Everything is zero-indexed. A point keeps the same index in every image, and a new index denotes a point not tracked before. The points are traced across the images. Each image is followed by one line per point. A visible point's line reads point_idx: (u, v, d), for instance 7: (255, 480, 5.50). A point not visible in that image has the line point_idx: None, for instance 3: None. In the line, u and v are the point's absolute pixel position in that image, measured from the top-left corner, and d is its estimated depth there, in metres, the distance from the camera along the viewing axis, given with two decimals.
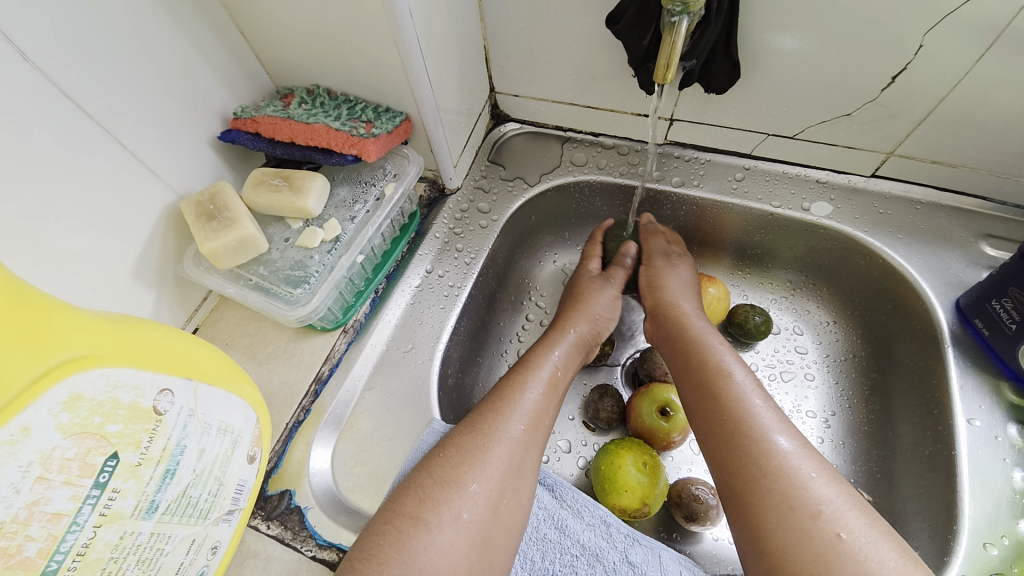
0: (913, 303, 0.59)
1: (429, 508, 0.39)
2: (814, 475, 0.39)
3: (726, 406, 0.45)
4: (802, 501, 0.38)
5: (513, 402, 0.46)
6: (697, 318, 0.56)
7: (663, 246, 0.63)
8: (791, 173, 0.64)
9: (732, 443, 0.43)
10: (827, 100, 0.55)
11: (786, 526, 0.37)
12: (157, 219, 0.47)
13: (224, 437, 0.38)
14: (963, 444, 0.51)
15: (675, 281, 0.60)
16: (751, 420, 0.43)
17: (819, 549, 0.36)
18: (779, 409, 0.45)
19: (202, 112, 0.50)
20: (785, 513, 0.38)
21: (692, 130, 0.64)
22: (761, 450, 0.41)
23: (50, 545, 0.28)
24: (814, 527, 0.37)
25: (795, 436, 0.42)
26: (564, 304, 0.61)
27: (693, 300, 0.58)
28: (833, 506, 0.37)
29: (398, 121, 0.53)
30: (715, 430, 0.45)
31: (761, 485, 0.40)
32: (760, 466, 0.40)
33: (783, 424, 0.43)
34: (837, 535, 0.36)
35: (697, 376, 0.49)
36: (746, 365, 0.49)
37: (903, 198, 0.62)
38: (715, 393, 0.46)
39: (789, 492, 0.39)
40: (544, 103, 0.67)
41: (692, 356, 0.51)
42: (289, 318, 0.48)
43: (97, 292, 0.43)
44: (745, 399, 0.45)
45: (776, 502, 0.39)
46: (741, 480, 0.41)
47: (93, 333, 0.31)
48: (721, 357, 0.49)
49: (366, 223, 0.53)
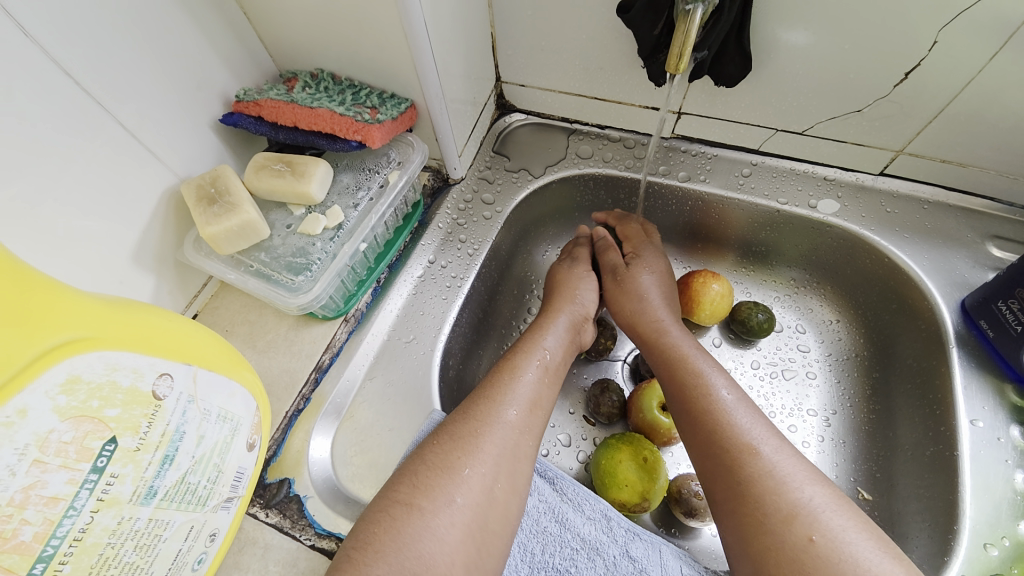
0: (918, 304, 0.59)
1: (424, 494, 0.38)
2: (793, 479, 0.39)
3: (700, 416, 0.45)
4: (776, 506, 0.38)
5: (506, 388, 0.46)
6: (671, 326, 0.54)
7: (614, 261, 0.61)
8: (798, 169, 0.64)
9: (709, 453, 0.43)
10: (838, 95, 0.54)
11: (761, 533, 0.38)
12: (158, 202, 0.47)
13: (224, 424, 0.38)
14: (964, 445, 0.50)
15: (637, 293, 0.58)
16: (723, 429, 0.43)
17: (794, 553, 0.36)
18: (757, 414, 0.44)
19: (204, 94, 0.49)
20: (760, 519, 0.38)
21: (700, 124, 0.63)
22: (737, 457, 0.41)
23: (47, 530, 0.27)
24: (788, 532, 0.37)
25: (773, 440, 0.42)
26: (546, 296, 0.61)
27: (666, 310, 0.57)
28: (810, 510, 0.37)
29: (403, 108, 0.53)
30: (693, 439, 0.44)
31: (738, 492, 0.40)
32: (735, 473, 0.40)
33: (760, 429, 0.42)
34: (809, 538, 0.36)
35: (672, 386, 0.49)
36: (724, 370, 0.48)
37: (911, 197, 0.61)
38: (689, 401, 0.46)
39: (763, 498, 0.38)
40: (551, 93, 0.66)
41: (665, 368, 0.50)
42: (291, 305, 0.47)
43: (96, 276, 0.43)
44: (717, 409, 0.44)
45: (751, 508, 0.39)
46: (720, 488, 0.41)
47: (92, 315, 0.31)
48: (694, 364, 0.49)
49: (369, 211, 0.52)
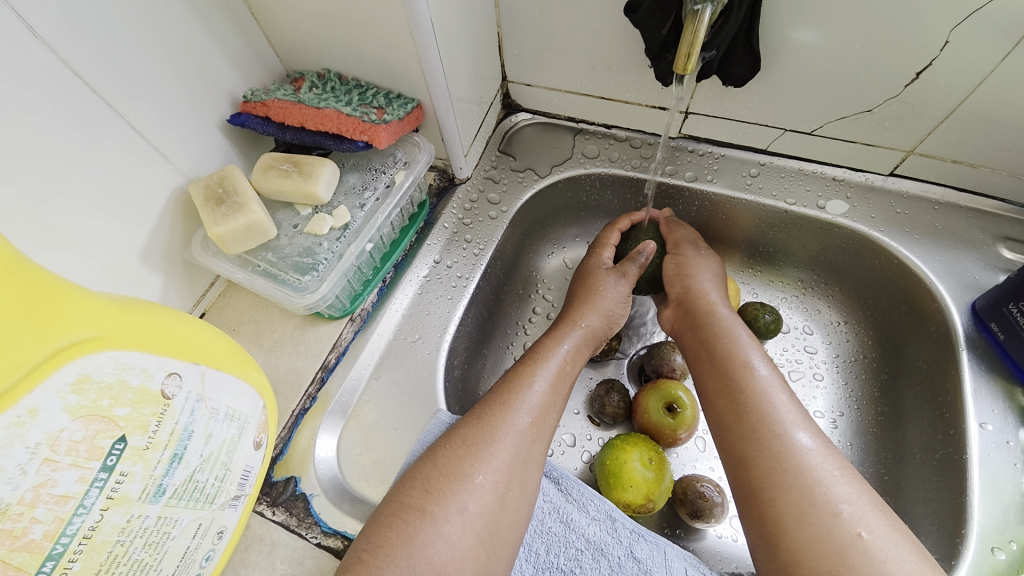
0: (928, 307, 0.58)
1: (436, 500, 0.38)
2: (836, 474, 0.39)
3: (748, 400, 0.45)
4: (824, 498, 0.38)
5: (520, 394, 0.46)
6: (724, 308, 0.55)
7: (689, 237, 0.61)
8: (807, 170, 0.63)
9: (754, 437, 0.43)
10: (847, 95, 0.54)
11: (804, 522, 0.37)
12: (166, 202, 0.47)
13: (231, 423, 0.38)
14: (973, 448, 0.50)
15: (705, 271, 0.58)
16: (775, 416, 0.43)
17: (839, 544, 0.36)
18: (802, 407, 0.44)
19: (211, 94, 0.49)
20: (805, 508, 0.38)
21: (707, 123, 0.63)
22: (785, 444, 0.41)
23: (56, 527, 0.28)
24: (834, 525, 0.37)
25: (816, 434, 0.42)
26: (576, 292, 0.61)
27: (720, 293, 0.57)
28: (853, 506, 0.38)
29: (409, 108, 0.53)
30: (736, 423, 0.44)
31: (783, 479, 0.40)
32: (781, 460, 0.40)
33: (806, 422, 0.43)
34: (857, 534, 0.36)
35: (720, 368, 0.49)
36: (770, 360, 0.49)
37: (921, 198, 0.60)
38: (739, 385, 0.46)
39: (809, 488, 0.39)
40: (557, 93, 0.66)
41: (716, 348, 0.51)
42: (297, 305, 0.48)
43: (106, 274, 0.43)
44: (770, 395, 0.45)
45: (796, 497, 0.38)
46: (759, 474, 0.41)
47: (102, 315, 0.31)
48: (746, 349, 0.49)
49: (375, 211, 0.52)
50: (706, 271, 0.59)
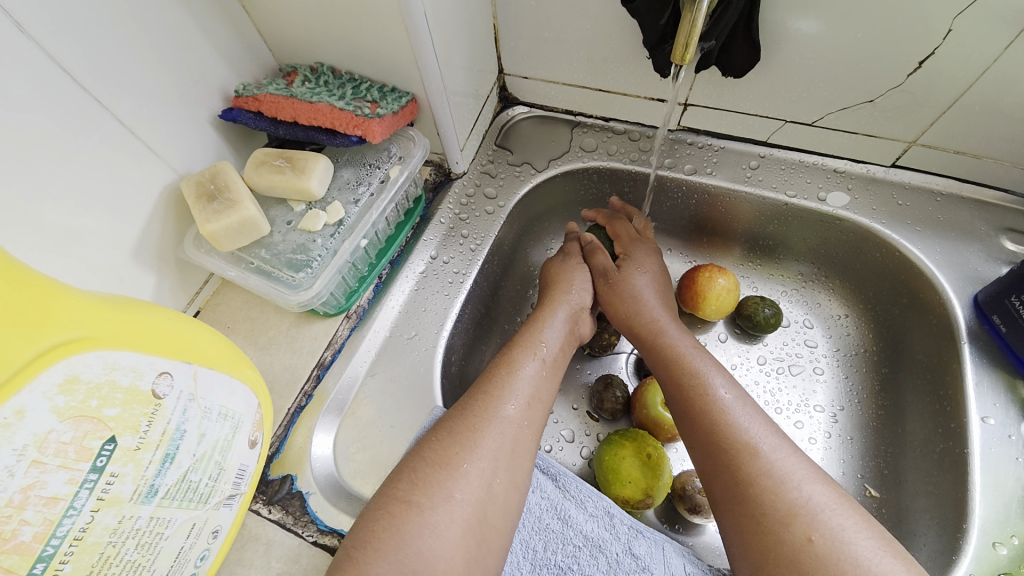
0: (930, 299, 0.57)
1: (422, 490, 0.38)
2: (791, 477, 0.38)
3: (698, 416, 0.44)
4: (774, 506, 0.37)
5: (505, 382, 0.46)
6: (670, 325, 0.53)
7: (603, 264, 0.58)
8: (808, 162, 0.62)
9: (713, 454, 0.42)
10: (850, 85, 0.53)
11: (762, 532, 0.37)
12: (157, 199, 0.46)
13: (224, 422, 0.38)
14: (974, 443, 0.50)
15: (631, 294, 0.56)
16: (723, 429, 0.42)
17: (793, 554, 0.35)
18: (759, 413, 0.43)
19: (202, 89, 0.49)
20: (761, 517, 0.37)
21: (707, 115, 0.62)
22: (735, 457, 0.40)
23: (46, 530, 0.27)
24: (788, 533, 0.36)
25: (773, 438, 0.41)
26: (541, 292, 0.60)
27: (661, 307, 0.56)
28: (809, 509, 0.37)
29: (404, 101, 0.52)
30: (691, 441, 0.44)
31: (737, 491, 0.39)
32: (734, 472, 0.40)
33: (759, 428, 0.42)
34: (808, 538, 0.35)
35: (672, 386, 0.48)
36: (728, 374, 0.47)
37: (923, 189, 0.60)
38: (686, 403, 0.45)
39: (763, 497, 0.38)
40: (554, 85, 0.65)
41: (665, 368, 0.49)
42: (292, 302, 0.47)
43: (97, 273, 0.43)
44: (716, 408, 0.43)
45: (752, 506, 0.38)
46: (719, 489, 0.41)
47: (91, 314, 0.30)
48: (693, 363, 0.48)
49: (370, 206, 0.52)
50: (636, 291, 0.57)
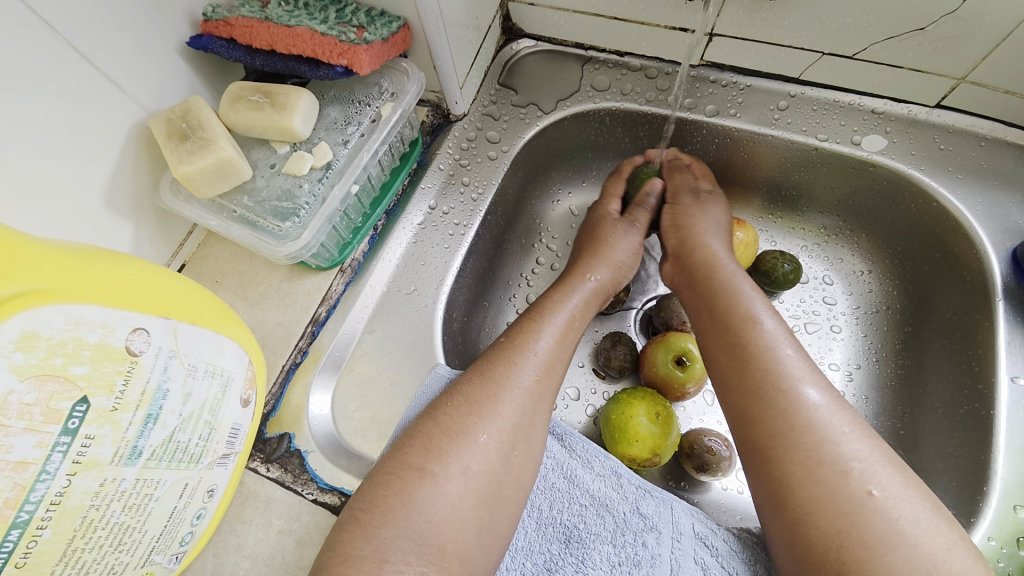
0: (963, 253, 0.54)
1: (436, 458, 0.36)
2: (847, 430, 0.37)
3: (751, 354, 0.42)
4: (833, 456, 0.35)
5: (526, 350, 0.43)
6: (726, 260, 0.51)
7: (690, 182, 0.58)
8: (843, 102, 0.56)
9: (756, 395, 0.40)
10: (901, 10, 0.46)
11: (809, 481, 0.35)
12: (125, 140, 0.42)
13: (212, 380, 0.35)
14: (1002, 404, 0.47)
15: (708, 220, 0.55)
16: (781, 370, 0.40)
17: (848, 505, 0.34)
18: (811, 360, 0.41)
19: (166, 12, 0.43)
20: (813, 467, 0.36)
21: (734, 48, 0.56)
22: (789, 401, 0.38)
23: (18, 495, 0.26)
24: (844, 483, 0.35)
25: (826, 389, 0.39)
26: (585, 246, 0.57)
27: (724, 241, 0.53)
28: (866, 464, 0.35)
29: (394, 27, 0.46)
30: (736, 380, 0.42)
31: (787, 438, 0.37)
32: (786, 417, 0.38)
33: (815, 375, 0.40)
34: (868, 492, 0.34)
35: (721, 322, 0.45)
36: (777, 311, 0.45)
37: (967, 132, 0.54)
38: (741, 341, 0.43)
39: (820, 446, 0.36)
40: (564, 13, 0.58)
41: (717, 304, 0.47)
42: (279, 254, 0.44)
43: (64, 222, 0.39)
44: (777, 348, 0.41)
45: (803, 456, 0.36)
46: (761, 434, 0.38)
47: (43, 264, 0.28)
48: (750, 302, 0.45)
49: (361, 148, 0.47)
50: (708, 218, 0.55)
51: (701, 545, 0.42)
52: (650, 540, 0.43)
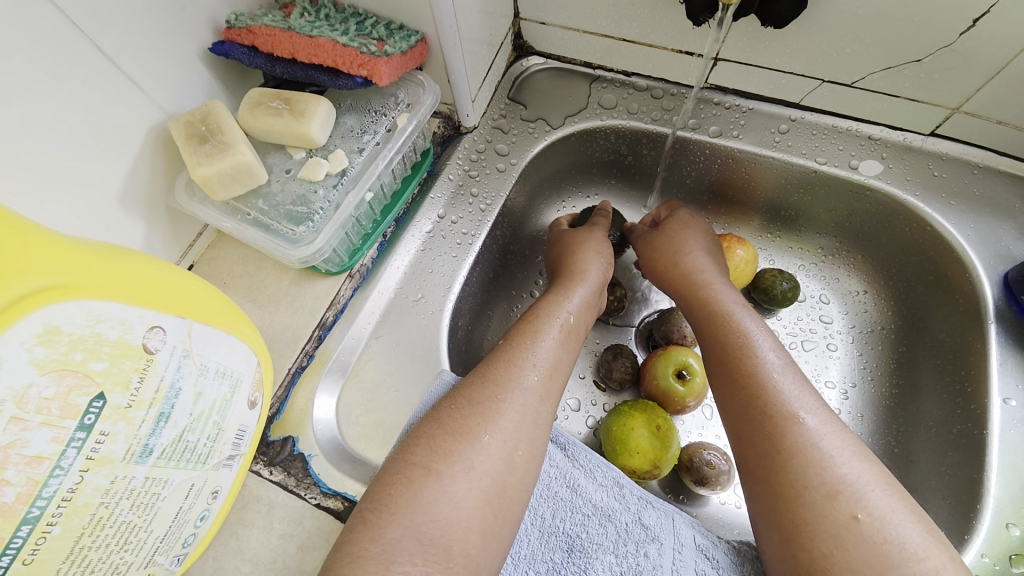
0: (956, 278, 0.55)
1: (441, 457, 0.37)
2: (834, 450, 0.37)
3: (742, 378, 0.43)
4: (819, 480, 0.36)
5: (526, 351, 0.44)
6: (724, 285, 0.52)
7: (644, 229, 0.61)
8: (841, 127, 0.58)
9: (747, 418, 0.41)
10: (898, 43, 0.49)
11: (796, 504, 0.36)
12: (143, 140, 0.42)
13: (222, 381, 0.35)
14: (994, 424, 0.48)
15: (678, 247, 0.56)
16: (772, 395, 0.41)
17: (834, 529, 0.34)
18: (805, 384, 0.42)
19: (191, 17, 0.44)
20: (799, 490, 0.36)
21: (738, 73, 0.57)
22: (778, 425, 0.39)
23: (31, 490, 0.26)
24: (830, 508, 0.35)
25: (816, 409, 0.40)
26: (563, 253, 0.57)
27: (710, 261, 0.55)
28: (854, 487, 0.36)
29: (412, 41, 0.47)
30: (731, 402, 0.43)
31: (776, 460, 0.38)
32: (775, 441, 0.39)
33: (807, 399, 0.40)
34: (853, 516, 0.34)
35: (717, 348, 0.46)
36: (773, 336, 0.46)
37: (961, 160, 0.56)
38: (734, 365, 0.44)
39: (805, 470, 0.37)
40: (574, 33, 0.59)
41: (718, 327, 0.48)
42: (292, 258, 0.44)
43: (81, 220, 0.39)
44: (766, 373, 0.42)
45: (792, 479, 0.37)
46: (755, 455, 0.40)
47: (63, 259, 0.28)
48: (745, 326, 0.46)
49: (376, 156, 0.48)
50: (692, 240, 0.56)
51: (702, 557, 0.43)
52: (652, 551, 0.43)
